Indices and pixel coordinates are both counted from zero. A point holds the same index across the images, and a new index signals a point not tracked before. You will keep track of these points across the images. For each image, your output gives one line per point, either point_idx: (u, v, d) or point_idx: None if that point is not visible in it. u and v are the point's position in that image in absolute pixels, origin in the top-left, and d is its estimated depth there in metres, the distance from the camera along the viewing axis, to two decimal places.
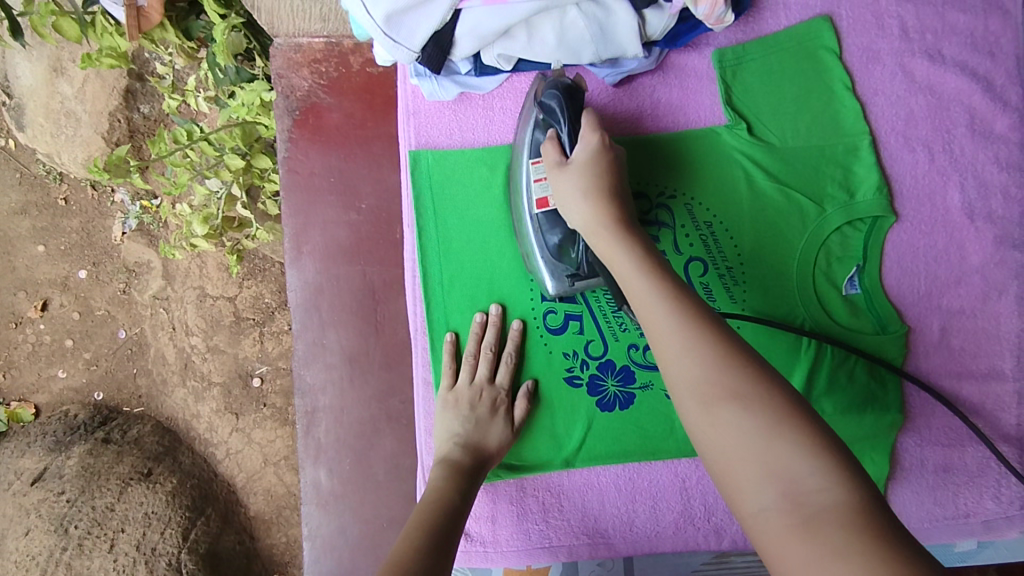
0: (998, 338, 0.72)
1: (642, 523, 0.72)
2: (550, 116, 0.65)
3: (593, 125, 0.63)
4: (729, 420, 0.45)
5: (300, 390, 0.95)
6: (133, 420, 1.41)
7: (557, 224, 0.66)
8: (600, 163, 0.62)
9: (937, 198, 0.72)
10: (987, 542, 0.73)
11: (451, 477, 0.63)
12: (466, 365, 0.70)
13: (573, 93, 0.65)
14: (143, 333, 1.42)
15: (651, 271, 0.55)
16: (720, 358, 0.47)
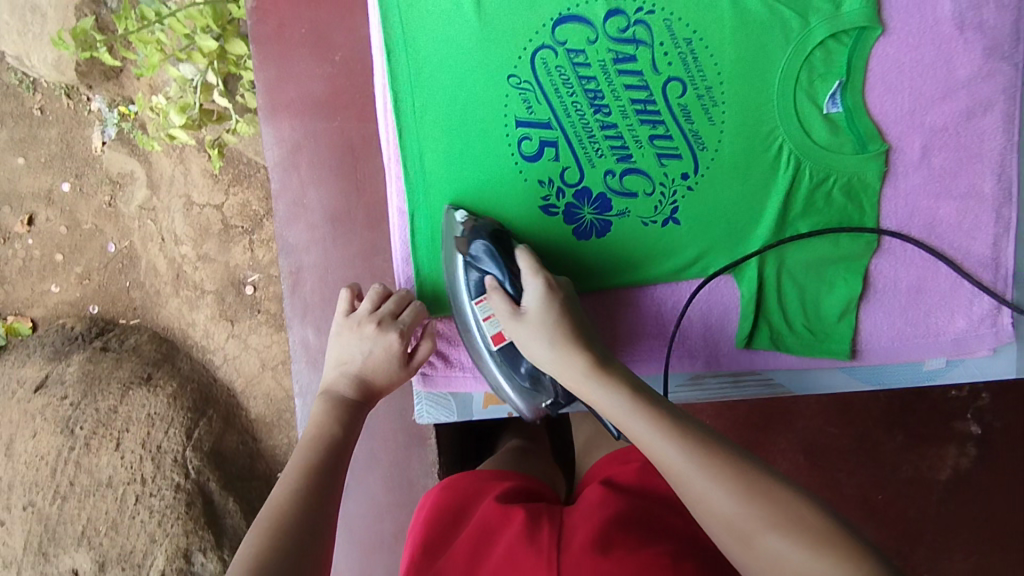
0: (980, 158, 0.71)
1: (618, 347, 0.75)
2: (483, 265, 0.68)
3: (534, 268, 0.67)
4: (773, 548, 0.46)
5: (284, 250, 0.95)
6: (129, 333, 1.42)
7: (517, 359, 0.69)
8: (552, 310, 0.65)
9: (926, 7, 0.69)
10: (956, 360, 0.74)
11: (336, 410, 0.65)
12: (369, 298, 0.71)
13: (499, 236, 0.68)
14: (134, 246, 1.41)
15: (644, 413, 0.56)
16: (746, 489, 0.49)
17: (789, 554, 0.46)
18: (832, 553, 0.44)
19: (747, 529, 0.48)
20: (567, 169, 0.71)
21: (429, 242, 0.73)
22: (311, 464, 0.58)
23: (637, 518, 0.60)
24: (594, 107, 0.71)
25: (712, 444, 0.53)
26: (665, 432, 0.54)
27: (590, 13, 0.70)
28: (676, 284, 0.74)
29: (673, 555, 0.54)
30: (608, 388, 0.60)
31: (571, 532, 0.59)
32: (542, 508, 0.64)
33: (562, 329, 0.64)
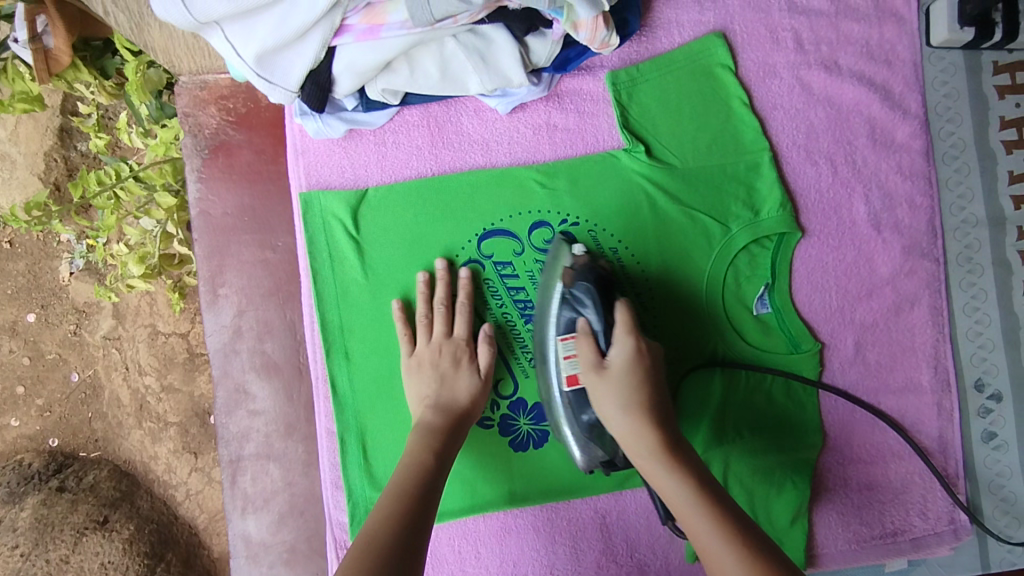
0: (913, 350, 0.72)
1: (563, 565, 0.69)
2: (588, 311, 0.61)
3: (627, 327, 0.60)
4: None
5: (223, 440, 0.92)
6: (83, 468, 1.09)
7: (587, 404, 0.61)
8: (637, 372, 0.59)
9: (843, 210, 0.72)
10: (918, 560, 0.72)
11: (424, 437, 0.61)
12: (421, 326, 0.67)
13: (606, 285, 0.63)
14: (96, 375, 1.10)
15: (694, 487, 0.54)
16: None
17: None
18: None
19: None
20: (500, 380, 0.70)
21: (360, 464, 0.68)
22: (398, 496, 0.55)
23: None
24: (523, 317, 0.70)
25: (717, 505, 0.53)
26: (711, 519, 0.52)
27: (513, 227, 0.70)
28: (620, 494, 0.70)
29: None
30: (660, 460, 0.56)
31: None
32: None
33: (637, 396, 0.58)
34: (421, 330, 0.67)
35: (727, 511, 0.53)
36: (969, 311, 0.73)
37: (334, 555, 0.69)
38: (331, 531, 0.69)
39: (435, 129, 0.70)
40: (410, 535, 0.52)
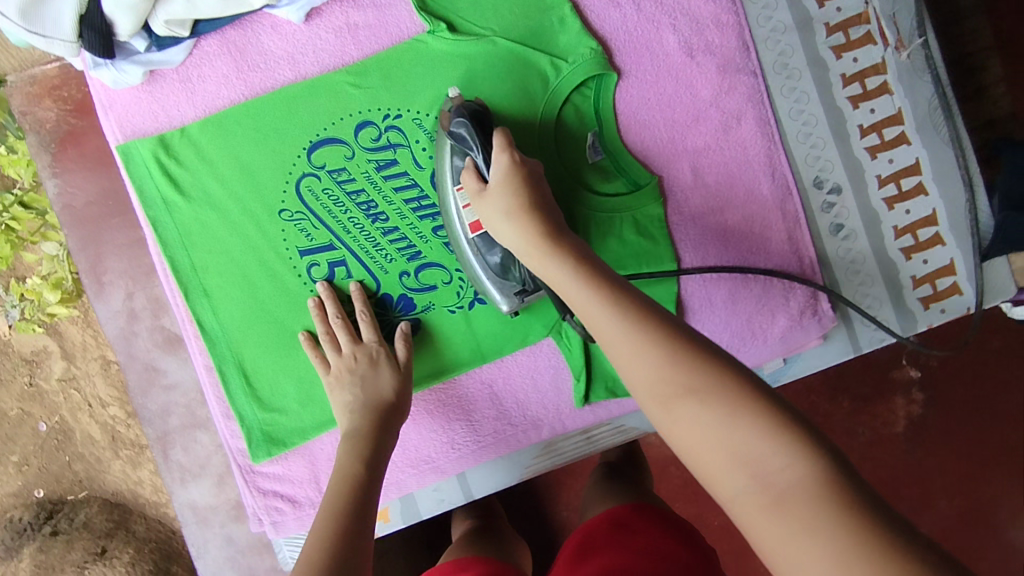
0: (749, 164, 0.75)
1: (463, 439, 0.73)
2: (461, 142, 0.64)
3: (502, 144, 0.61)
4: (769, 522, 0.39)
5: (146, 419, 0.93)
6: (72, 511, 1.03)
7: (493, 245, 0.65)
8: (512, 179, 0.60)
9: (653, 45, 0.73)
10: (792, 357, 0.76)
11: (358, 435, 0.64)
12: (325, 342, 0.69)
13: (480, 117, 0.65)
14: (64, 421, 1.04)
15: (639, 326, 0.47)
16: (754, 441, 0.41)
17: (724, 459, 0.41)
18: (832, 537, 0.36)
19: (743, 485, 0.40)
20: (362, 282, 0.72)
21: (244, 390, 0.70)
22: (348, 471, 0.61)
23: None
24: (370, 217, 0.72)
25: (664, 334, 0.46)
26: (662, 353, 0.45)
27: (340, 133, 0.71)
28: (503, 362, 0.74)
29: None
30: (609, 307, 0.49)
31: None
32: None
33: (525, 197, 0.59)
34: (326, 347, 0.69)
35: (678, 346, 0.45)
36: (795, 115, 0.76)
37: (243, 481, 0.72)
38: (235, 460, 0.72)
39: (237, 55, 0.70)
40: (359, 495, 0.58)
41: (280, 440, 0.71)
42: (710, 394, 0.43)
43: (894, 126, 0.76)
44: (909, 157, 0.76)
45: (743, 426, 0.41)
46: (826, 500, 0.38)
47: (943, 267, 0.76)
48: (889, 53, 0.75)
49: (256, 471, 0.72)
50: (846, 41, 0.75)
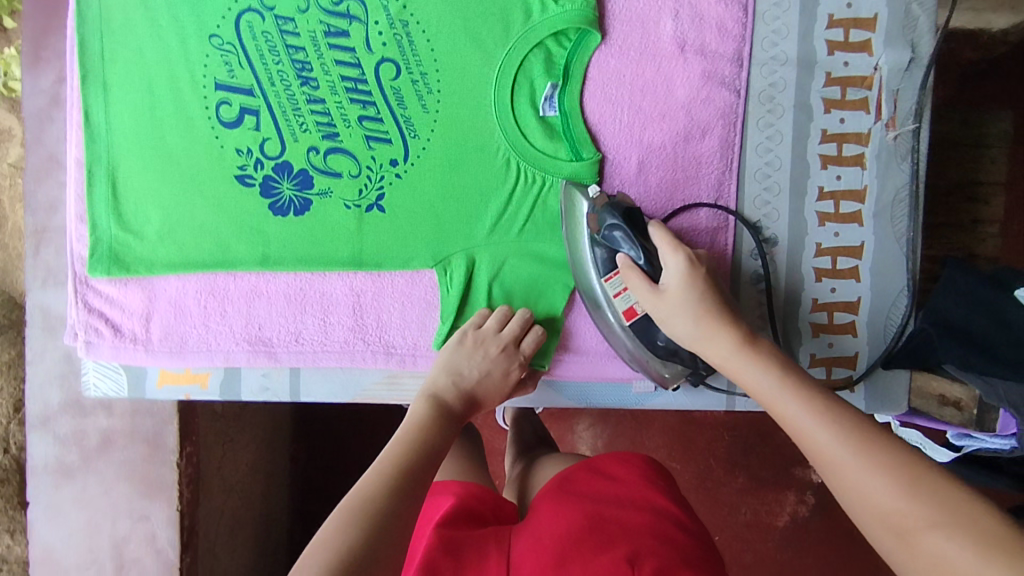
0: (696, 180, 0.72)
1: (309, 335, 0.70)
2: (618, 244, 0.63)
3: (672, 244, 0.61)
4: (939, 551, 0.39)
5: (31, 207, 0.87)
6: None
7: (651, 331, 0.64)
8: (694, 287, 0.60)
9: (649, 23, 0.70)
10: (664, 385, 0.73)
11: (435, 412, 0.63)
12: (488, 321, 0.68)
13: (632, 214, 0.63)
14: (2, 205, 0.99)
15: (789, 373, 0.53)
16: (904, 470, 0.43)
17: (886, 494, 0.42)
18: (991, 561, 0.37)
19: (893, 519, 0.42)
20: (267, 140, 0.69)
21: (107, 200, 0.68)
22: (406, 443, 0.58)
23: (588, 532, 0.58)
24: (300, 79, 0.68)
25: (834, 402, 0.49)
26: (790, 385, 0.52)
27: None
28: (379, 276, 0.71)
29: (657, 573, 0.52)
30: (722, 339, 0.58)
31: (525, 574, 0.55)
32: (487, 539, 0.60)
33: (706, 298, 0.59)
34: (488, 322, 0.68)
35: (818, 394, 0.50)
36: (761, 151, 0.72)
37: (73, 290, 0.70)
38: (74, 268, 0.70)
39: None
40: (416, 468, 0.55)
41: (124, 262, 0.68)
42: (894, 467, 0.43)
43: (853, 201, 0.72)
44: (856, 237, 0.72)
45: (939, 512, 0.40)
46: (984, 542, 0.38)
47: (845, 358, 0.73)
48: (878, 128, 0.72)
49: (90, 286, 0.70)
50: (840, 99, 0.72)
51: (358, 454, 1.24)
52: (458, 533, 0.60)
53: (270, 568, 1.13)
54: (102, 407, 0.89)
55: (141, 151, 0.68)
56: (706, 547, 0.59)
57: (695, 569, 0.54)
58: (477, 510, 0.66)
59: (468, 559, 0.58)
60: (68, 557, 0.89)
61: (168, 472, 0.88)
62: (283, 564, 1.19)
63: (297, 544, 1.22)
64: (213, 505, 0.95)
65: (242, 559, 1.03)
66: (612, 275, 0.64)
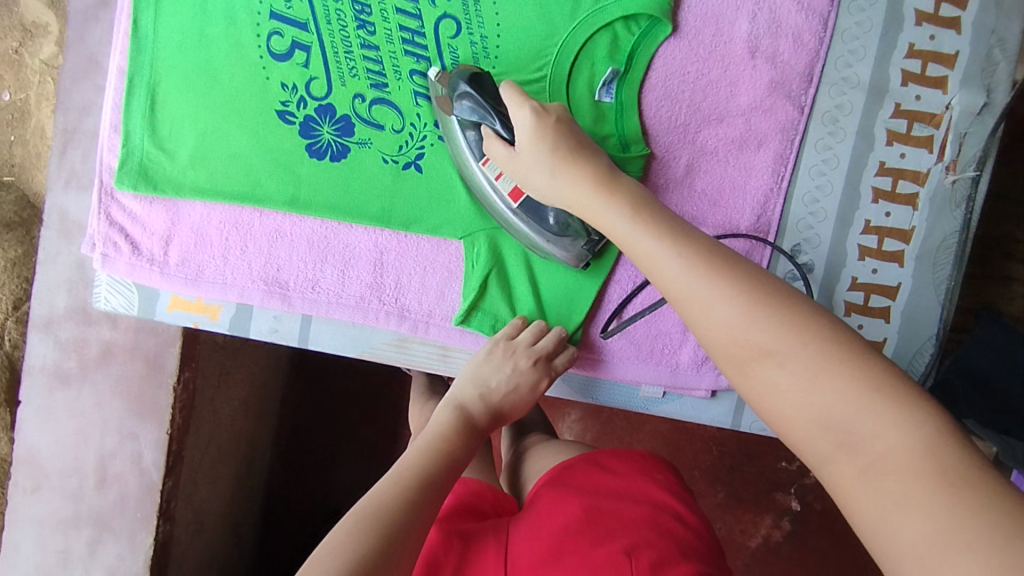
0: (743, 192, 0.69)
1: (327, 285, 0.69)
2: (467, 115, 0.61)
3: (516, 98, 0.59)
4: (786, 387, 0.40)
5: (64, 107, 0.85)
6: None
7: (541, 208, 0.63)
8: (547, 134, 0.57)
9: (723, 23, 0.68)
10: (673, 394, 0.72)
11: (459, 423, 0.65)
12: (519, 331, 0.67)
13: (479, 77, 0.61)
14: (26, 102, 0.97)
15: (643, 218, 0.50)
16: (770, 314, 0.41)
17: (738, 330, 0.42)
18: (849, 395, 0.38)
19: (744, 355, 0.42)
20: (314, 79, 0.67)
21: (144, 113, 0.67)
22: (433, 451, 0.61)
23: (583, 525, 0.58)
24: (358, 22, 0.66)
25: (728, 270, 0.45)
26: (664, 238, 0.48)
27: None
28: (405, 237, 0.69)
29: (653, 567, 0.53)
30: (610, 199, 0.53)
31: (524, 569, 0.56)
32: (487, 532, 0.62)
33: (571, 156, 0.56)
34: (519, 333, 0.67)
35: (698, 244, 0.47)
36: (813, 173, 0.70)
37: (98, 201, 0.69)
38: (101, 178, 0.69)
39: None
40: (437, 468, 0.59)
41: (152, 180, 0.67)
42: (794, 341, 0.40)
43: (898, 240, 0.70)
44: (893, 277, 0.70)
45: (826, 381, 0.39)
46: (862, 382, 0.38)
47: None
48: (938, 169, 0.69)
49: (115, 198, 0.69)
50: (904, 132, 0.69)
51: (347, 408, 1.24)
52: (467, 528, 0.62)
53: (246, 504, 1.14)
54: (106, 320, 0.88)
55: (187, 73, 0.67)
56: (708, 540, 0.59)
57: (692, 561, 0.55)
58: (479, 503, 0.67)
59: (470, 553, 0.60)
60: (52, 463, 0.90)
61: (163, 396, 0.88)
62: (259, 503, 1.20)
63: (275, 485, 1.23)
64: (201, 435, 0.95)
65: (220, 491, 1.03)
66: (487, 158, 0.63)
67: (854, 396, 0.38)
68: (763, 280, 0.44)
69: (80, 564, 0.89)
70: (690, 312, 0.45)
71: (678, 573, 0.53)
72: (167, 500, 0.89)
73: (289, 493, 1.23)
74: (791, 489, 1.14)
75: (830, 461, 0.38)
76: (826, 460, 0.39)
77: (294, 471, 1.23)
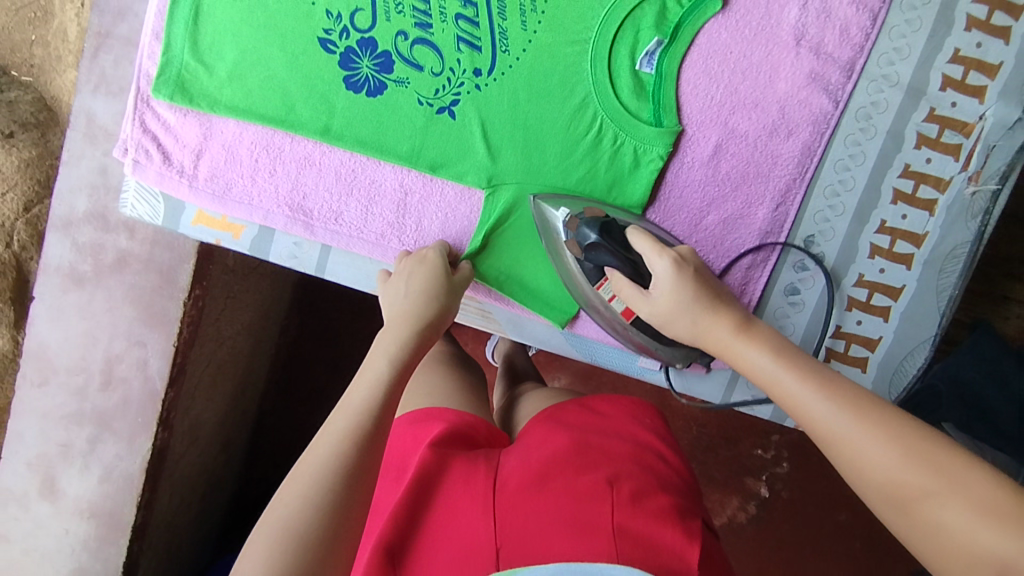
0: (766, 179, 0.70)
1: (349, 218, 0.71)
2: (602, 260, 0.64)
3: (659, 248, 0.62)
4: (878, 463, 0.46)
5: (99, 8, 0.84)
6: (5, 85, 0.97)
7: (592, 224, 0.63)
8: (683, 280, 0.61)
9: (774, 6, 0.67)
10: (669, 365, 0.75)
11: (385, 355, 0.60)
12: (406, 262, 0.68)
13: (608, 224, 0.63)
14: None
15: (741, 326, 0.58)
16: (856, 408, 0.48)
17: (833, 424, 0.49)
18: (932, 466, 0.44)
19: (839, 446, 0.48)
20: (359, 11, 0.67)
21: (186, 24, 0.67)
22: (360, 401, 0.54)
23: (570, 455, 0.60)
24: None
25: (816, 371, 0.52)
26: (761, 347, 0.56)
27: None
28: (430, 181, 0.71)
29: (633, 496, 0.56)
30: (711, 304, 0.60)
31: (510, 485, 0.58)
32: (475, 455, 0.63)
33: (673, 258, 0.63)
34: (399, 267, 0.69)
35: (792, 355, 0.55)
36: (838, 168, 0.71)
37: (133, 106, 0.69)
38: (138, 83, 0.69)
39: None
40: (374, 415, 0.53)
41: (189, 93, 0.67)
42: (889, 432, 0.46)
43: (909, 244, 0.72)
44: (899, 279, 0.72)
45: (915, 462, 0.44)
46: (941, 457, 0.44)
47: None
48: (960, 179, 0.70)
49: (149, 105, 0.69)
50: (934, 138, 0.70)
51: (344, 344, 1.26)
52: (453, 452, 0.63)
53: (237, 424, 1.18)
54: (124, 228, 0.89)
55: None
56: (686, 483, 0.63)
57: (670, 495, 0.58)
58: (472, 433, 0.67)
59: (455, 469, 0.60)
60: (60, 359, 0.92)
61: (173, 308, 0.90)
62: (248, 425, 1.24)
63: (266, 410, 1.27)
64: (205, 351, 0.98)
65: (216, 408, 1.07)
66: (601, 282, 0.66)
67: (935, 471, 0.43)
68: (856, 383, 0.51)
69: (79, 458, 0.93)
70: (794, 408, 0.52)
71: (656, 503, 0.56)
72: (167, 410, 0.92)
73: (279, 419, 1.27)
74: (763, 475, 1.18)
75: (942, 523, 0.42)
76: (938, 522, 0.43)
77: (285, 398, 1.27)
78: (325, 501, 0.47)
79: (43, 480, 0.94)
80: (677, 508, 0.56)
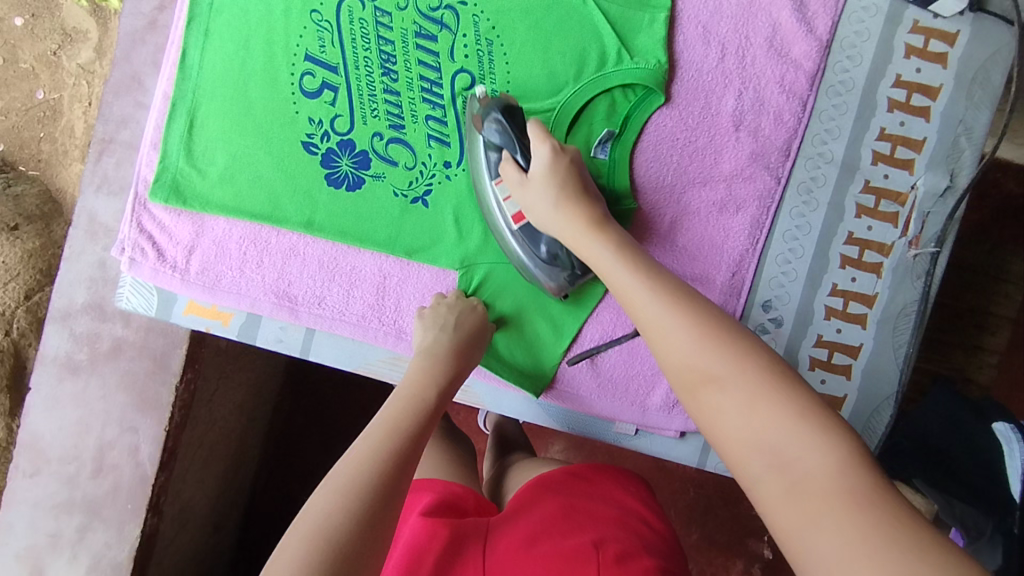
0: (721, 250, 0.76)
1: (332, 302, 0.75)
2: (494, 138, 0.68)
3: (543, 137, 0.67)
4: (719, 403, 0.47)
5: (104, 116, 0.92)
6: (13, 180, 1.04)
7: (492, 105, 0.68)
8: (556, 173, 0.65)
9: (712, 97, 0.75)
10: (645, 431, 0.77)
11: (410, 410, 0.62)
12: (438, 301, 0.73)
13: (510, 110, 0.68)
14: (59, 102, 1.05)
15: (626, 256, 0.59)
16: (715, 342, 0.50)
17: (690, 355, 0.50)
18: (773, 411, 0.45)
19: (697, 380, 0.49)
20: (338, 117, 0.74)
21: (182, 135, 0.74)
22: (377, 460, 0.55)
23: (557, 522, 0.63)
24: (383, 69, 0.73)
25: (704, 313, 0.52)
26: (644, 277, 0.57)
27: None
28: (407, 264, 0.75)
29: (617, 557, 0.57)
30: (605, 242, 0.61)
31: (498, 553, 0.60)
32: (468, 526, 0.64)
33: (568, 191, 0.65)
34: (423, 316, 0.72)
35: (668, 283, 0.56)
36: (787, 237, 0.76)
37: (131, 209, 0.75)
38: (136, 188, 0.75)
39: None
40: (396, 474, 0.54)
41: (183, 195, 0.73)
42: (741, 366, 0.48)
43: (861, 305, 0.76)
44: (856, 338, 0.76)
45: (762, 407, 0.45)
46: (791, 407, 0.45)
47: None
48: (901, 243, 0.76)
49: (146, 208, 0.75)
50: (872, 207, 0.76)
51: (337, 419, 1.28)
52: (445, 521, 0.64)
53: (229, 506, 1.18)
54: (120, 317, 0.94)
55: (222, 99, 0.73)
56: (671, 546, 0.64)
57: (654, 556, 0.59)
58: (461, 504, 0.69)
59: (444, 534, 0.62)
60: (53, 448, 0.94)
61: (166, 392, 0.93)
62: (242, 504, 1.24)
63: (258, 491, 1.27)
64: (197, 433, 1.00)
65: (207, 490, 1.07)
66: (499, 179, 0.70)
67: (791, 417, 0.45)
68: (729, 318, 0.52)
69: (68, 548, 0.93)
70: (654, 336, 0.53)
71: (639, 564, 0.57)
72: (157, 494, 0.93)
73: (273, 498, 1.26)
74: (764, 537, 1.17)
75: (763, 480, 0.44)
76: (761, 477, 0.44)
77: (278, 477, 1.27)
78: (321, 570, 0.45)
79: (30, 572, 0.93)
80: (661, 570, 0.58)
